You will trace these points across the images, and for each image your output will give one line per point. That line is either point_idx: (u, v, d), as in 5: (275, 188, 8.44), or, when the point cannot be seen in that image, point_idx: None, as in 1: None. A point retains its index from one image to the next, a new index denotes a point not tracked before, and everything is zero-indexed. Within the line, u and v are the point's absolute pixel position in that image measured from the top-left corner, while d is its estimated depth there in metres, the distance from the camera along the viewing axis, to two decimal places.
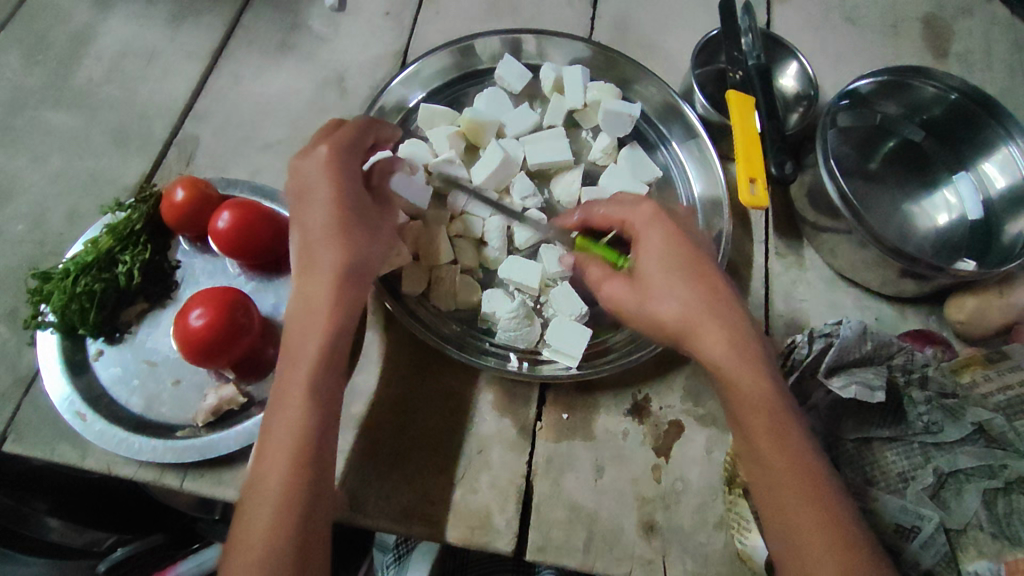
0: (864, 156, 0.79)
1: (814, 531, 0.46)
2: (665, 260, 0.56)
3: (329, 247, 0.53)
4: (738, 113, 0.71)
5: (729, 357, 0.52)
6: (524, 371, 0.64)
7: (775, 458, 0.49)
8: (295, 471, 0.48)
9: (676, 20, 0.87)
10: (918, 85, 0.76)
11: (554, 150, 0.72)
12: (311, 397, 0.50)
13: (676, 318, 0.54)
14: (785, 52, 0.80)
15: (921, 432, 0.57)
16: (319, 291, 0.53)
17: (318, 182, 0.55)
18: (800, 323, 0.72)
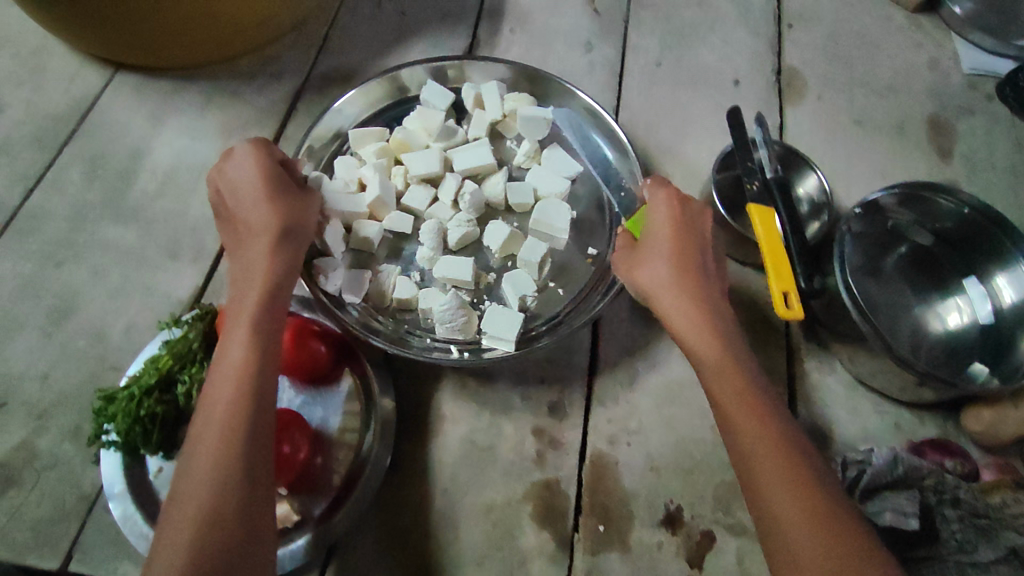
0: (877, 259, 0.83)
1: (778, 480, 0.52)
2: (666, 238, 0.64)
3: (257, 218, 0.64)
4: (762, 227, 0.75)
5: (697, 332, 0.60)
6: (462, 358, 0.70)
7: (728, 390, 0.56)
8: (244, 377, 0.54)
9: (695, 128, 0.93)
10: (932, 198, 0.81)
11: (478, 156, 0.78)
12: (257, 323, 0.58)
13: (658, 289, 0.63)
14: (801, 163, 0.82)
15: (955, 551, 0.61)
16: (263, 241, 0.62)
17: (241, 177, 0.66)
18: (822, 429, 0.75)
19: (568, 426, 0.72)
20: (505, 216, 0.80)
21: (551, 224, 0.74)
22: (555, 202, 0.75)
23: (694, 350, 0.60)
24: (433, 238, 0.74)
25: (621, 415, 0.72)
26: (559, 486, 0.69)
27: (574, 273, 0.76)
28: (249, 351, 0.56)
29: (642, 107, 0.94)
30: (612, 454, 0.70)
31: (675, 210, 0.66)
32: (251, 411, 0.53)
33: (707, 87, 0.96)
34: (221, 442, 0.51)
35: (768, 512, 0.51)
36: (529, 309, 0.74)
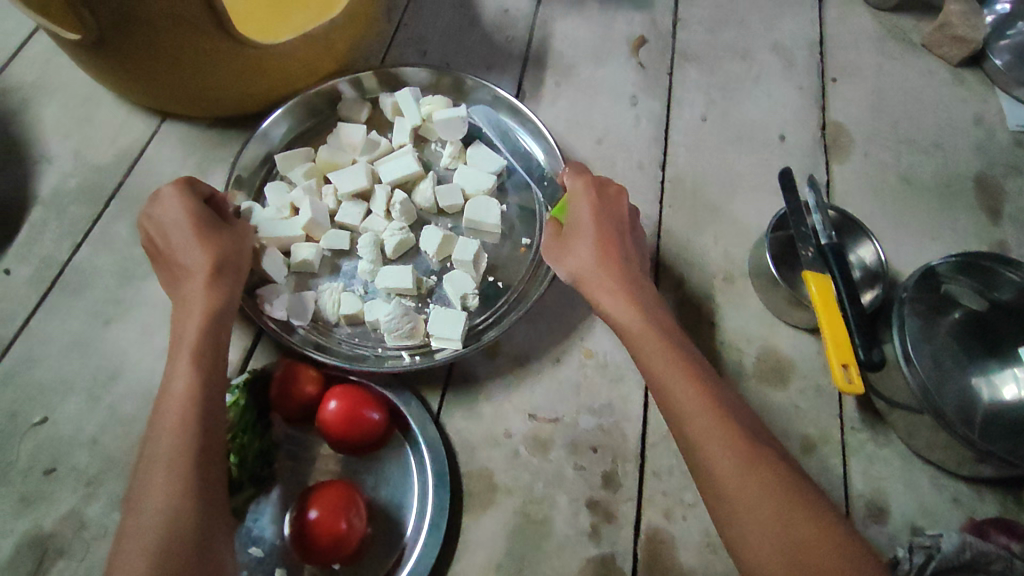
0: (933, 325, 0.81)
1: (729, 457, 0.57)
2: (592, 228, 0.72)
3: (197, 258, 0.66)
4: (820, 298, 0.74)
5: (631, 316, 0.67)
6: (415, 361, 0.73)
7: (663, 366, 0.63)
8: (187, 399, 0.57)
9: (741, 185, 0.93)
10: (993, 267, 0.81)
11: (405, 165, 0.83)
12: (198, 343, 0.61)
13: (588, 276, 0.70)
14: (856, 230, 0.82)
15: None
16: (201, 276, 0.65)
17: (172, 214, 0.68)
18: (879, 503, 0.73)
19: (622, 498, 0.70)
20: (441, 220, 0.84)
21: (482, 221, 0.81)
22: (487, 201, 0.81)
23: (632, 336, 0.66)
24: (371, 250, 0.78)
25: (675, 487, 0.71)
26: (616, 563, 0.67)
27: (510, 266, 0.81)
28: (199, 363, 0.59)
29: (688, 163, 0.94)
30: (669, 529, 0.69)
31: (596, 204, 0.73)
32: (206, 407, 0.57)
33: (753, 143, 0.97)
34: (177, 443, 0.54)
35: (724, 490, 0.56)
36: (473, 307, 0.78)
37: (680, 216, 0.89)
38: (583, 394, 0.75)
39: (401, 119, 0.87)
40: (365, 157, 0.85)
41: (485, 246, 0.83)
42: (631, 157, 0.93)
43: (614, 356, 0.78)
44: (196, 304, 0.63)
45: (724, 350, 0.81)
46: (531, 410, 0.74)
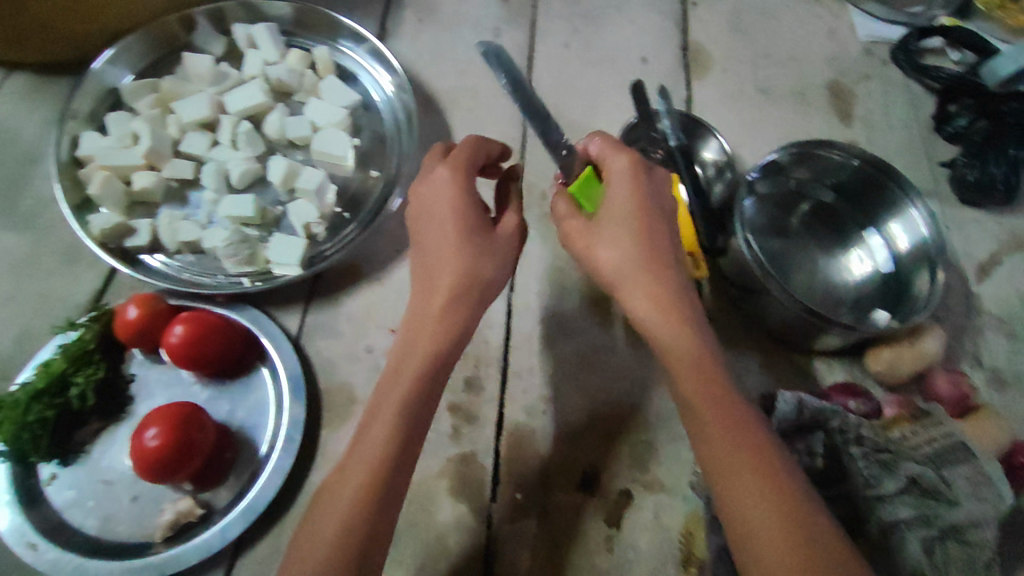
0: (782, 217, 0.84)
1: (754, 486, 0.46)
2: (633, 214, 0.55)
3: (489, 269, 0.57)
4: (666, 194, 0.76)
5: (661, 320, 0.53)
6: (256, 288, 0.73)
7: (692, 386, 0.51)
8: (376, 475, 0.49)
9: (603, 105, 0.95)
10: (824, 153, 0.83)
11: (252, 97, 0.82)
12: (403, 406, 0.52)
13: (616, 273, 0.55)
14: (703, 130, 0.85)
15: (861, 486, 0.64)
16: (434, 288, 0.56)
17: (437, 195, 0.58)
18: (736, 384, 0.76)
19: (484, 399, 0.71)
20: (289, 152, 0.83)
21: (331, 154, 0.81)
22: (333, 133, 0.82)
23: (648, 332, 0.54)
24: (215, 180, 0.78)
25: (537, 384, 0.72)
26: (477, 460, 0.68)
27: (361, 195, 0.82)
28: (417, 401, 0.53)
29: (551, 89, 0.96)
30: (529, 424, 0.70)
31: (638, 187, 0.56)
32: (401, 459, 0.51)
33: (616, 67, 0.99)
34: (360, 495, 0.48)
35: (738, 522, 0.46)
36: (317, 236, 0.78)
37: (544, 135, 0.91)
38: None
39: (254, 52, 0.86)
40: (213, 89, 0.84)
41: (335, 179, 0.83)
42: (496, 85, 0.94)
43: None
44: (421, 349, 0.54)
45: None
46: (393, 324, 0.74)
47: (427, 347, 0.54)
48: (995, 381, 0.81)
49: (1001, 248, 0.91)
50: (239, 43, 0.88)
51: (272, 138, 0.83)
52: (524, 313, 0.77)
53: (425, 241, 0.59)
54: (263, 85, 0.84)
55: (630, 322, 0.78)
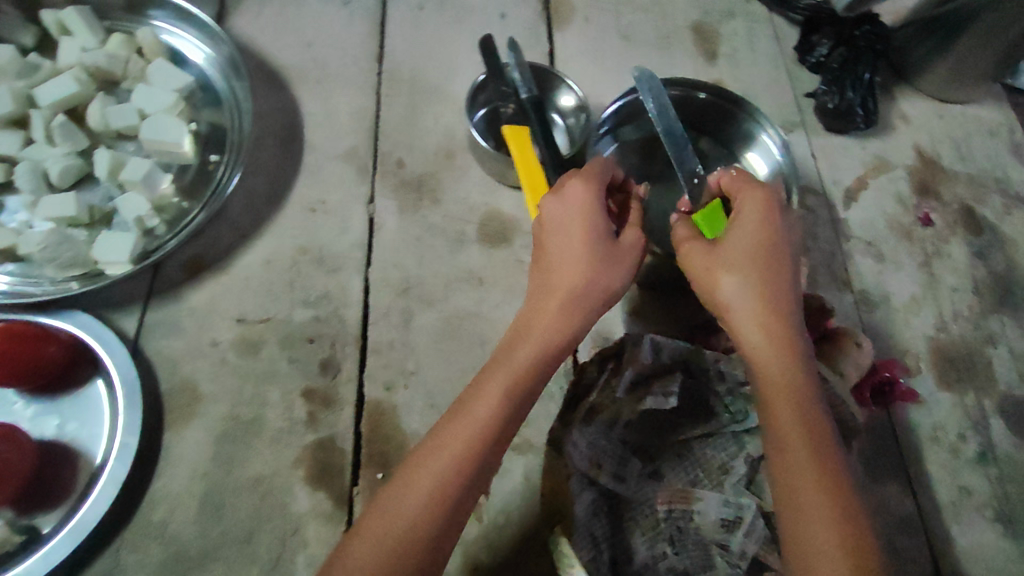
0: (646, 162, 0.84)
1: (828, 525, 0.44)
2: (752, 248, 0.53)
3: (612, 280, 0.56)
4: (518, 148, 0.74)
5: (766, 347, 0.50)
6: (78, 291, 0.66)
7: (776, 406, 0.49)
8: (434, 506, 0.47)
9: (461, 63, 0.91)
10: (666, 90, 0.80)
11: (64, 85, 0.74)
12: (502, 430, 0.50)
13: (734, 306, 0.52)
14: (555, 78, 0.83)
15: (729, 422, 0.65)
16: (568, 292, 0.55)
17: (566, 212, 0.58)
18: (604, 335, 0.74)
19: (342, 380, 0.68)
20: (118, 143, 0.77)
21: (160, 139, 0.73)
22: (161, 116, 0.74)
23: (754, 356, 0.50)
24: (30, 179, 0.71)
25: (397, 358, 0.69)
26: (334, 444, 0.65)
27: (200, 182, 0.76)
28: (517, 404, 0.51)
29: (406, 49, 0.91)
30: (389, 400, 0.67)
31: (767, 215, 0.54)
32: (490, 465, 0.49)
33: (474, 24, 0.95)
34: (433, 497, 0.47)
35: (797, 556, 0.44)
36: (154, 229, 0.72)
37: (398, 101, 0.87)
38: (297, 289, 0.72)
39: (67, 37, 0.79)
40: (24, 81, 0.76)
41: (171, 166, 0.76)
42: (346, 52, 0.90)
43: (329, 248, 0.75)
44: (526, 357, 0.53)
45: (447, 220, 0.78)
46: (239, 314, 0.70)
47: (529, 362, 0.53)
48: (862, 301, 0.83)
49: (864, 172, 0.93)
50: (51, 29, 0.80)
51: (94, 130, 0.76)
52: (382, 287, 0.73)
53: (552, 250, 0.57)
54: (78, 71, 0.76)
55: (494, 285, 0.75)
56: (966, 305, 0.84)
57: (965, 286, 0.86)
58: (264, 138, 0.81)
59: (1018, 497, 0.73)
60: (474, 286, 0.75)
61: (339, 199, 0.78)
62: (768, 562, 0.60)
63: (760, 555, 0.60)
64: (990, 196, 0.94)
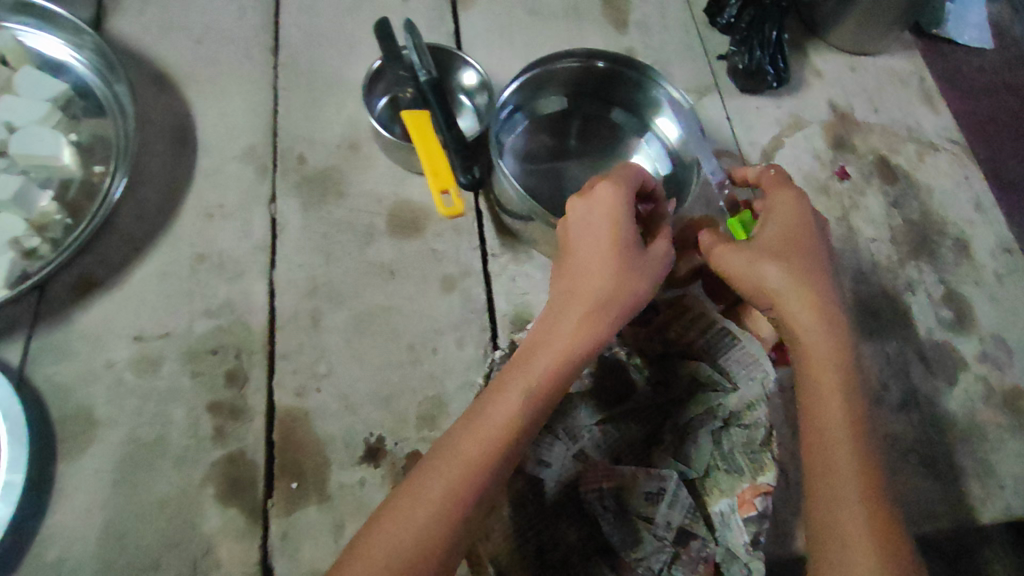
0: (557, 137, 0.83)
1: (861, 511, 0.47)
2: (785, 244, 0.58)
3: (633, 284, 0.54)
4: (417, 134, 0.71)
5: (817, 342, 0.54)
6: None
7: (829, 399, 0.52)
8: (446, 512, 0.46)
9: (362, 49, 0.88)
10: (560, 64, 0.79)
11: None
12: (510, 445, 0.48)
13: (781, 297, 0.55)
14: (454, 57, 0.81)
15: (650, 396, 0.67)
16: (593, 291, 0.53)
17: (591, 213, 0.56)
18: (524, 318, 0.72)
19: (249, 390, 0.65)
20: None
21: (34, 154, 0.69)
22: (31, 129, 0.69)
23: (803, 339, 0.54)
24: None
25: (308, 361, 0.66)
26: (245, 457, 0.62)
27: (83, 195, 0.71)
28: (534, 413, 0.49)
29: (303, 38, 0.87)
30: (301, 406, 0.64)
31: (804, 216, 0.59)
32: (498, 478, 0.48)
33: (373, 8, 0.92)
34: (444, 501, 0.46)
35: (830, 535, 0.48)
36: (36, 251, 0.68)
37: (296, 94, 0.83)
38: (196, 299, 0.68)
39: None
40: None
41: (50, 181, 0.71)
42: (238, 46, 0.85)
43: (229, 254, 0.71)
44: (545, 365, 0.50)
45: (353, 214, 0.75)
46: (135, 331, 0.66)
47: (549, 374, 0.50)
48: None
49: (779, 131, 0.93)
50: None
51: None
52: (288, 289, 0.70)
53: (579, 250, 0.56)
54: None
55: (407, 276, 0.72)
56: (884, 255, 0.85)
57: (883, 236, 0.87)
58: (152, 144, 0.76)
59: (941, 439, 0.74)
60: (386, 279, 0.72)
61: (238, 202, 0.75)
62: (696, 530, 0.61)
63: (687, 525, 0.61)
64: (903, 145, 0.95)
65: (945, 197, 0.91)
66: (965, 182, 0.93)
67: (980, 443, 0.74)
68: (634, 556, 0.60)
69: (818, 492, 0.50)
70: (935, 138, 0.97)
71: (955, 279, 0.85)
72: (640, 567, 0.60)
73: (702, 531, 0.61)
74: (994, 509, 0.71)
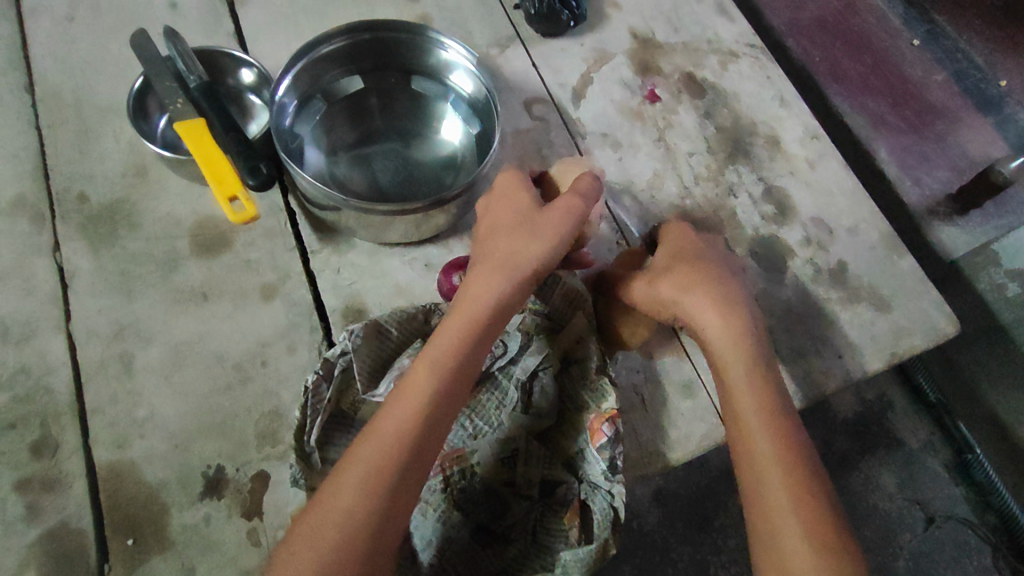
0: (358, 120, 0.81)
1: (779, 479, 0.49)
2: (692, 272, 0.62)
3: (533, 247, 0.56)
4: (192, 141, 0.66)
5: (729, 340, 0.58)
6: None
7: (742, 385, 0.55)
8: (380, 473, 0.45)
9: (130, 66, 0.81)
10: (328, 45, 0.76)
11: None
12: (432, 403, 0.49)
13: (710, 333, 0.59)
14: (221, 56, 0.77)
15: (491, 360, 0.65)
16: (499, 258, 0.56)
17: (500, 198, 0.61)
18: (354, 308, 0.69)
19: (64, 455, 0.59)
20: None
21: None
22: None
23: (713, 348, 0.59)
24: None
25: (123, 409, 0.61)
26: (69, 527, 0.56)
27: None
28: (447, 380, 0.50)
29: (61, 68, 0.80)
30: (124, 457, 0.59)
31: (696, 244, 0.66)
32: (424, 443, 0.48)
33: (138, 22, 0.85)
34: (377, 461, 0.46)
35: (757, 505, 0.49)
36: None
37: (64, 128, 0.76)
38: None
39: None
40: None
41: None
42: None
43: (14, 316, 0.65)
44: (460, 333, 0.53)
45: (151, 242, 0.70)
46: None
47: (462, 339, 0.52)
48: (610, 193, 0.84)
49: (587, 68, 0.94)
50: None
51: None
52: (90, 337, 0.64)
53: (489, 229, 0.60)
54: None
55: (221, 295, 0.68)
56: (705, 166, 0.88)
57: (700, 148, 0.89)
58: None
59: (781, 328, 0.78)
60: (198, 303, 0.67)
61: (16, 259, 0.68)
62: (562, 477, 0.61)
63: (551, 475, 0.61)
64: (706, 58, 0.98)
65: (751, 99, 0.95)
66: (767, 81, 0.97)
67: (818, 322, 0.78)
68: (504, 524, 0.61)
69: (739, 453, 0.52)
70: (735, 46, 1.00)
71: (771, 175, 0.88)
72: (514, 532, 0.61)
73: (566, 475, 0.61)
74: (838, 377, 0.76)
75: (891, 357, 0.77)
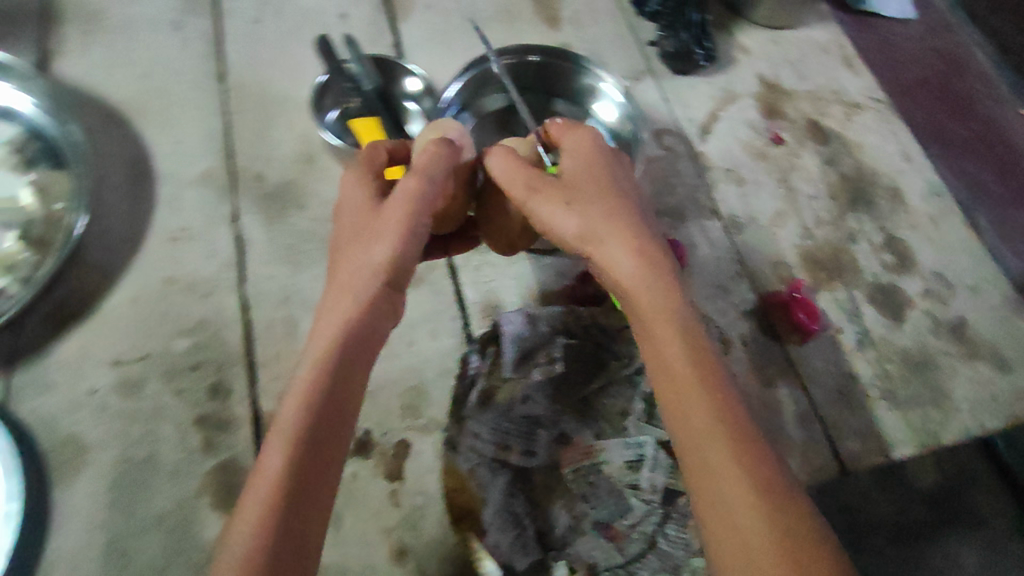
0: (507, 133, 0.86)
1: (729, 463, 0.44)
2: (556, 213, 0.55)
3: (374, 253, 0.52)
4: (366, 137, 0.75)
5: (645, 287, 0.51)
6: None
7: (670, 345, 0.49)
8: (278, 495, 0.41)
9: (307, 67, 0.90)
10: (497, 63, 0.85)
11: None
12: (321, 400, 0.45)
13: (620, 260, 0.53)
14: (395, 65, 0.87)
15: (620, 368, 0.69)
16: (356, 268, 0.52)
17: (354, 202, 0.56)
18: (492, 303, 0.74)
19: (235, 401, 0.66)
20: None
21: None
22: None
23: (627, 285, 0.53)
24: None
25: (287, 367, 0.68)
26: (238, 464, 0.63)
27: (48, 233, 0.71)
28: (327, 380, 0.46)
29: (248, 64, 0.89)
30: None
31: (598, 160, 0.58)
32: (316, 445, 0.44)
33: (314, 29, 0.95)
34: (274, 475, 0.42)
35: (692, 462, 0.45)
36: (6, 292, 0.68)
37: (249, 115, 0.85)
38: (171, 320, 0.70)
39: None
40: None
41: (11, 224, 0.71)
42: (184, 77, 0.87)
43: (198, 274, 0.73)
44: (346, 331, 0.49)
45: (317, 223, 0.78)
46: (114, 356, 0.67)
47: (330, 347, 0.48)
48: (732, 224, 0.87)
49: (714, 106, 0.98)
50: None
51: None
52: (262, 300, 0.72)
53: (348, 240, 0.55)
54: None
55: None
56: (825, 211, 0.90)
57: (821, 192, 0.92)
58: (113, 178, 0.78)
59: (898, 373, 0.78)
60: None
61: (202, 224, 0.76)
62: (678, 487, 0.64)
63: (670, 484, 0.64)
64: (831, 107, 1.01)
65: (874, 150, 0.97)
66: (891, 135, 0.99)
67: (935, 372, 0.79)
68: (627, 524, 0.62)
69: (677, 424, 0.47)
70: (859, 98, 1.03)
71: (892, 225, 0.90)
72: (633, 532, 0.62)
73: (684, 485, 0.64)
74: (955, 429, 0.76)
75: (1009, 416, 0.77)
